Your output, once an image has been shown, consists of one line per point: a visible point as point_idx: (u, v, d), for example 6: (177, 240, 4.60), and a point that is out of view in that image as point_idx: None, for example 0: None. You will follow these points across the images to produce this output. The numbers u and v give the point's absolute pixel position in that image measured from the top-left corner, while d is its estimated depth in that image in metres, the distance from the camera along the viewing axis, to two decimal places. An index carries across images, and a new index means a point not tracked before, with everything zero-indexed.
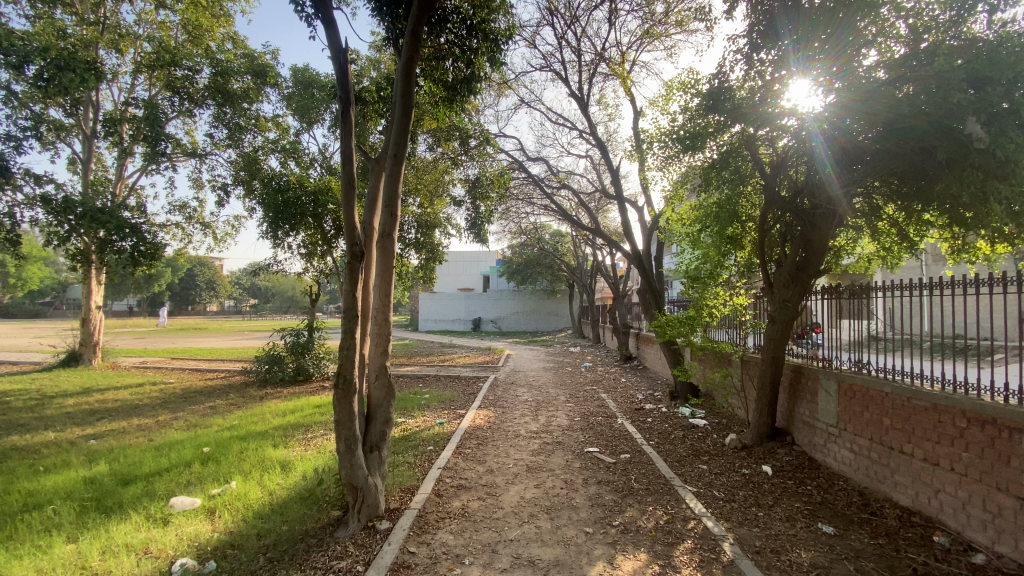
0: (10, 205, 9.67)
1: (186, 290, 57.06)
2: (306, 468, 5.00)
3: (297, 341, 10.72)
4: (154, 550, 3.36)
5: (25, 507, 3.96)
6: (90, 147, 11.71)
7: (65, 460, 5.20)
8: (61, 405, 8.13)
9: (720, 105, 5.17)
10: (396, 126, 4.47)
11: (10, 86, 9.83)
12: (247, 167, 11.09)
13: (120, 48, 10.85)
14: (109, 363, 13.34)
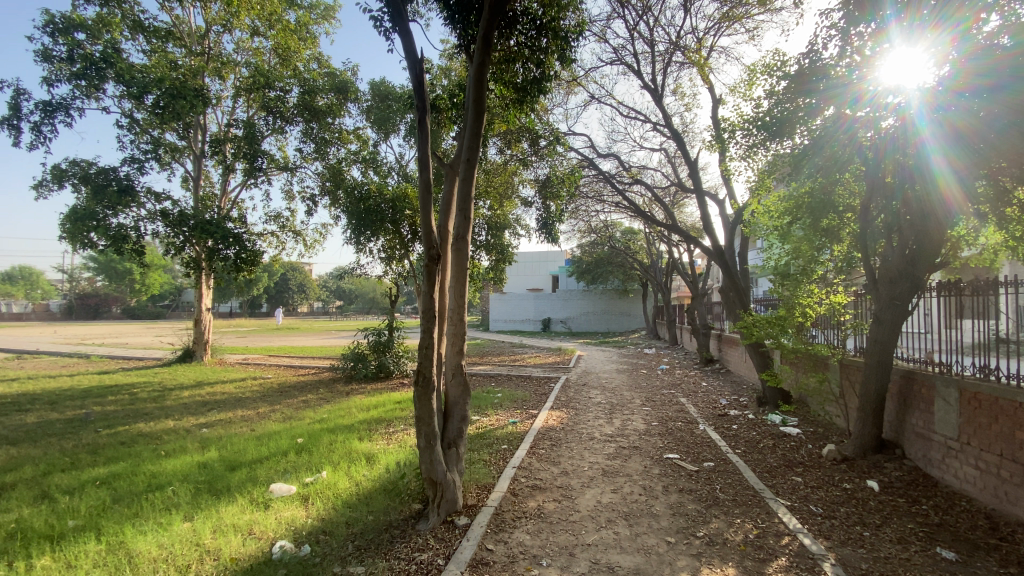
0: (136, 220, 11.02)
1: (280, 294, 62.17)
2: (389, 461, 5.21)
3: (378, 340, 11.26)
4: (256, 532, 3.64)
5: (150, 486, 4.46)
6: (199, 166, 13.05)
7: (182, 446, 5.80)
8: (179, 397, 9.12)
9: (811, 87, 4.97)
10: (468, 131, 4.53)
11: (133, 115, 11.22)
12: (333, 178, 11.86)
13: (223, 75, 12.02)
14: (218, 359, 14.79)
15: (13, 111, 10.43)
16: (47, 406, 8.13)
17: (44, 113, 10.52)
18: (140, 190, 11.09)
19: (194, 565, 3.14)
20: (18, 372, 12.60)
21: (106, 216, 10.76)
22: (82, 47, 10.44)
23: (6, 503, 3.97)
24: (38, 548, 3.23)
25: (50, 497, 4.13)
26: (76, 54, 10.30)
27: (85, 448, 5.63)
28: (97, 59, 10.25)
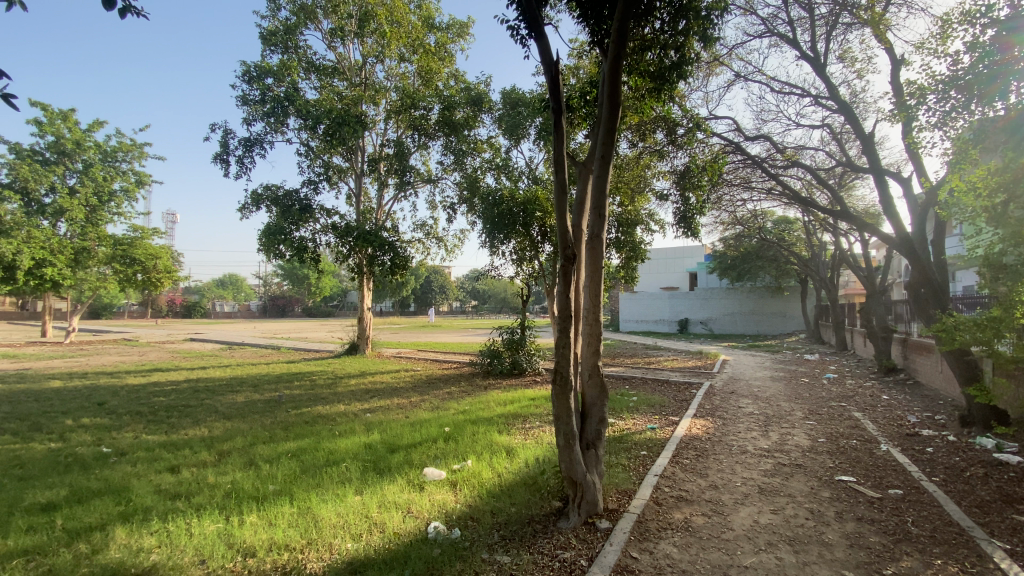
0: (313, 232, 12.90)
1: (424, 295, 68.01)
2: (529, 456, 5.34)
3: (512, 338, 11.65)
4: (413, 511, 3.97)
5: (328, 461, 5.14)
6: (359, 182, 14.79)
7: (351, 428, 6.61)
8: (347, 384, 10.44)
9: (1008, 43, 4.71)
10: (603, 127, 4.40)
11: (309, 144, 13.17)
12: (470, 186, 12.58)
13: (376, 100, 13.49)
14: (376, 353, 16.63)
15: (226, 148, 12.91)
16: (252, 388, 9.89)
17: (246, 148, 12.83)
18: (315, 207, 12.97)
19: (365, 535, 3.52)
20: (232, 359, 15.55)
21: (291, 230, 12.73)
22: (270, 89, 12.54)
23: (227, 465, 4.87)
24: (249, 504, 3.90)
25: (256, 463, 4.98)
26: (267, 96, 12.38)
27: (279, 425, 6.71)
28: (281, 99, 12.22)
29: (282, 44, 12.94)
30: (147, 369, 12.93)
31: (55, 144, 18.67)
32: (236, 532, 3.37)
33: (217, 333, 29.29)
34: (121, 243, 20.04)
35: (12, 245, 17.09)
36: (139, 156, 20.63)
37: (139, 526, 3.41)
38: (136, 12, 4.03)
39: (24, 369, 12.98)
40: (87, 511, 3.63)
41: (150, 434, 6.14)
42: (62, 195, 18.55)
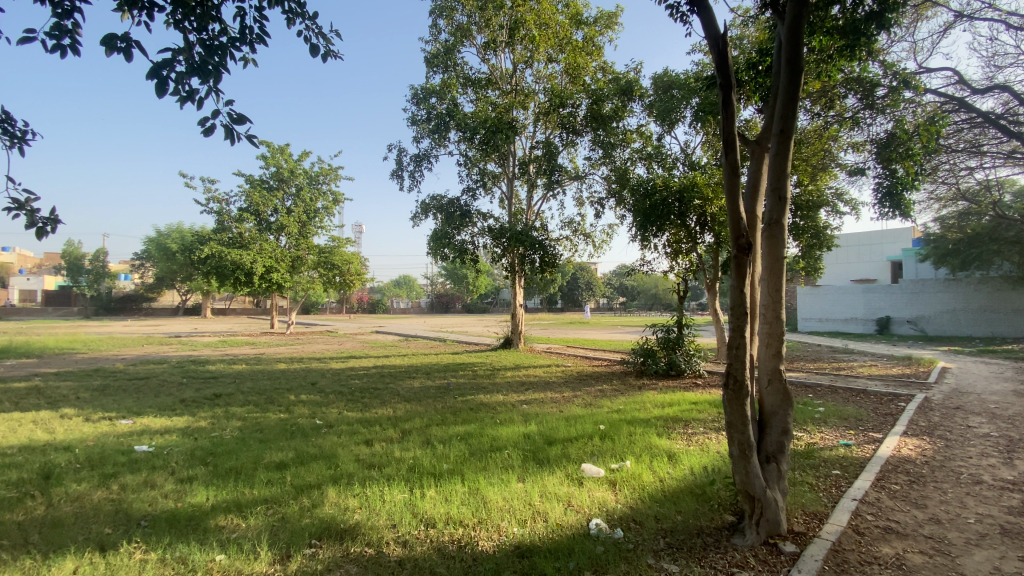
0: (472, 235, 13.87)
1: (573, 292, 68.69)
2: (694, 464, 5.00)
3: (668, 337, 11.07)
4: (575, 505, 4.00)
5: (492, 447, 5.46)
6: (512, 185, 15.46)
7: (511, 418, 6.94)
8: (505, 377, 11.00)
9: None
10: (781, 98, 3.84)
11: (466, 154, 14.20)
12: (619, 179, 12.26)
13: (526, 104, 13.93)
14: (529, 348, 17.23)
15: (400, 165, 14.60)
16: (424, 376, 11.03)
17: (416, 162, 14.36)
18: (473, 212, 13.95)
19: (530, 522, 3.63)
20: (408, 350, 17.59)
21: (453, 234, 13.84)
22: (434, 107, 13.79)
23: (408, 443, 5.48)
24: (428, 479, 4.31)
25: (431, 443, 5.51)
26: (432, 114, 13.66)
27: (449, 410, 7.35)
28: (444, 115, 13.34)
29: (443, 64, 14.15)
30: (344, 356, 15.31)
31: (277, 173, 23.14)
32: (419, 504, 3.75)
33: (394, 327, 33.48)
34: (324, 252, 24.06)
35: (252, 256, 21.70)
36: (334, 178, 24.48)
37: (345, 489, 4.01)
38: (332, 54, 4.70)
39: (262, 353, 16.38)
40: (307, 472, 4.39)
41: (349, 411, 7.24)
42: (283, 214, 22.95)
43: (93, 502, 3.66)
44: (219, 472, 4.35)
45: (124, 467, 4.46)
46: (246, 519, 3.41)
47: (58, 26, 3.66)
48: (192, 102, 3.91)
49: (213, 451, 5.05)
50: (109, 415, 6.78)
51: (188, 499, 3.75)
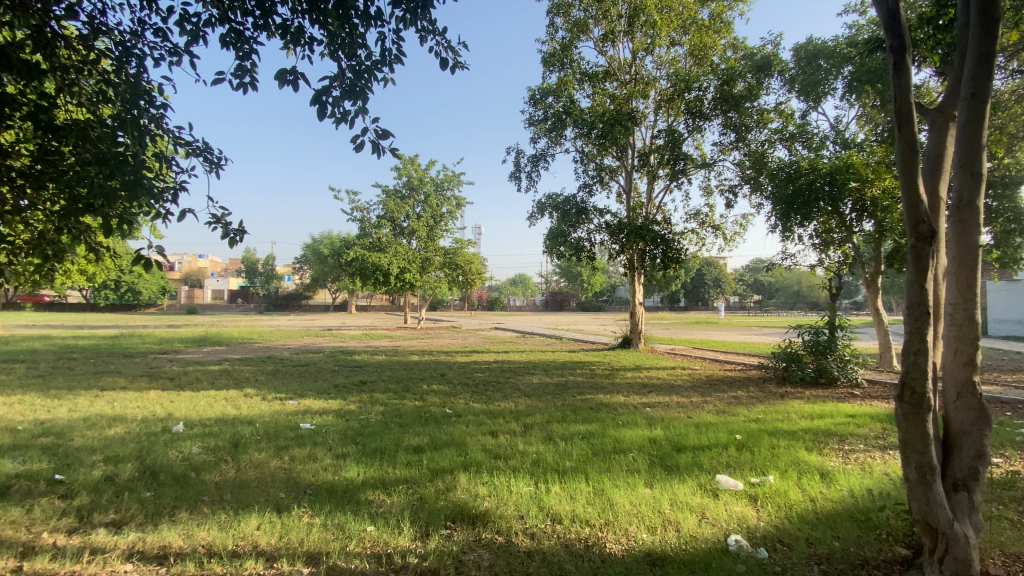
0: (591, 232, 13.69)
1: (698, 289, 64.58)
2: (854, 485, 4.36)
3: (816, 340, 9.84)
4: (710, 517, 3.72)
5: (616, 448, 5.31)
6: (631, 180, 14.95)
7: (633, 420, 6.69)
8: (626, 377, 10.68)
9: None
10: (972, 50, 3.11)
11: (584, 150, 14.07)
12: (754, 164, 11.19)
13: (647, 93, 13.33)
14: (650, 348, 16.53)
15: (518, 167, 14.93)
16: (544, 373, 11.16)
17: (533, 163, 14.56)
18: (591, 208, 13.76)
19: (661, 530, 3.47)
20: (526, 346, 17.97)
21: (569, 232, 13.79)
22: (551, 106, 13.85)
23: (531, 437, 5.57)
24: (552, 475, 4.34)
25: (553, 439, 5.54)
26: (549, 113, 13.73)
27: (570, 408, 7.33)
28: (561, 114, 13.34)
29: (560, 63, 14.13)
30: (468, 351, 16.12)
31: (408, 182, 25.12)
32: (544, 498, 3.79)
33: (513, 325, 34.48)
34: (449, 253, 25.63)
35: (388, 258, 23.89)
36: (457, 184, 25.89)
37: (474, 476, 4.20)
38: (461, 65, 4.68)
39: (397, 346, 17.96)
40: (440, 457, 4.68)
41: (475, 402, 7.59)
42: (413, 219, 24.87)
43: (270, 469, 4.30)
44: (366, 451, 4.84)
45: (292, 441, 5.17)
46: (389, 496, 3.74)
47: (241, 68, 4.30)
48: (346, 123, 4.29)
49: (360, 432, 5.63)
50: (279, 396, 7.93)
51: (342, 473, 4.22)
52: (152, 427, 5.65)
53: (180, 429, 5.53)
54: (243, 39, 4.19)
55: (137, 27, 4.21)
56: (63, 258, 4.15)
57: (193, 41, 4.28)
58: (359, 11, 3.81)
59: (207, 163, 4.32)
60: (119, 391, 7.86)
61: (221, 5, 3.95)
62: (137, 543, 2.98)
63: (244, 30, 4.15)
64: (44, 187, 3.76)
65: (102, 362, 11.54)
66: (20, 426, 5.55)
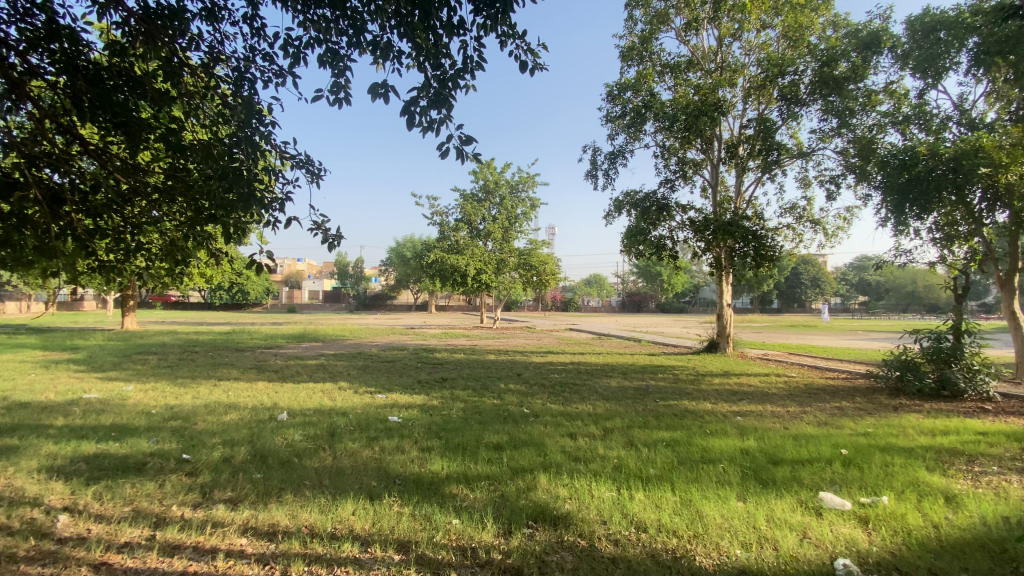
0: (673, 229, 13.15)
1: (792, 290, 59.79)
2: (991, 513, 3.79)
3: (937, 347, 8.73)
4: (813, 537, 3.41)
5: (703, 458, 5.04)
6: (716, 174, 14.16)
7: (722, 428, 6.32)
8: (712, 383, 10.12)
9: None
10: None
11: (665, 144, 13.56)
12: (860, 152, 10.16)
13: (735, 82, 12.55)
14: (739, 352, 15.56)
15: (595, 165, 14.71)
16: (624, 376, 10.87)
17: (611, 160, 14.27)
18: (673, 205, 13.22)
19: (756, 547, 3.23)
20: (603, 348, 17.63)
21: (649, 230, 13.34)
22: (630, 102, 13.49)
23: (612, 441, 5.45)
24: (635, 481, 4.21)
25: (635, 445, 5.37)
26: (627, 108, 13.38)
27: (652, 413, 7.08)
28: (640, 108, 12.97)
29: (639, 56, 13.71)
30: (545, 352, 16.13)
31: (485, 186, 25.63)
32: (628, 505, 3.68)
33: (589, 326, 34.03)
34: (524, 254, 25.85)
35: (465, 260, 24.56)
36: (532, 185, 26.02)
37: (555, 477, 4.18)
38: (541, 67, 4.57)
39: (475, 345, 18.39)
40: (520, 456, 4.72)
41: (553, 403, 7.57)
42: (489, 222, 25.34)
43: (363, 458, 4.57)
44: (449, 446, 4.99)
45: (381, 433, 5.46)
46: (472, 492, 3.82)
47: (337, 84, 4.60)
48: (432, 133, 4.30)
49: (443, 427, 5.83)
50: (369, 390, 8.42)
51: (428, 466, 4.39)
52: (261, 414, 6.23)
53: (284, 418, 6.04)
54: (338, 57, 4.47)
55: (248, 54, 4.65)
56: (189, 263, 4.64)
57: (295, 62, 4.65)
58: (442, 21, 3.90)
59: (308, 173, 4.64)
60: (232, 381, 8.75)
61: (319, 27, 4.26)
62: (250, 520, 3.29)
63: (339, 49, 4.44)
64: (174, 200, 4.23)
65: (218, 355, 12.93)
66: (155, 410, 6.35)
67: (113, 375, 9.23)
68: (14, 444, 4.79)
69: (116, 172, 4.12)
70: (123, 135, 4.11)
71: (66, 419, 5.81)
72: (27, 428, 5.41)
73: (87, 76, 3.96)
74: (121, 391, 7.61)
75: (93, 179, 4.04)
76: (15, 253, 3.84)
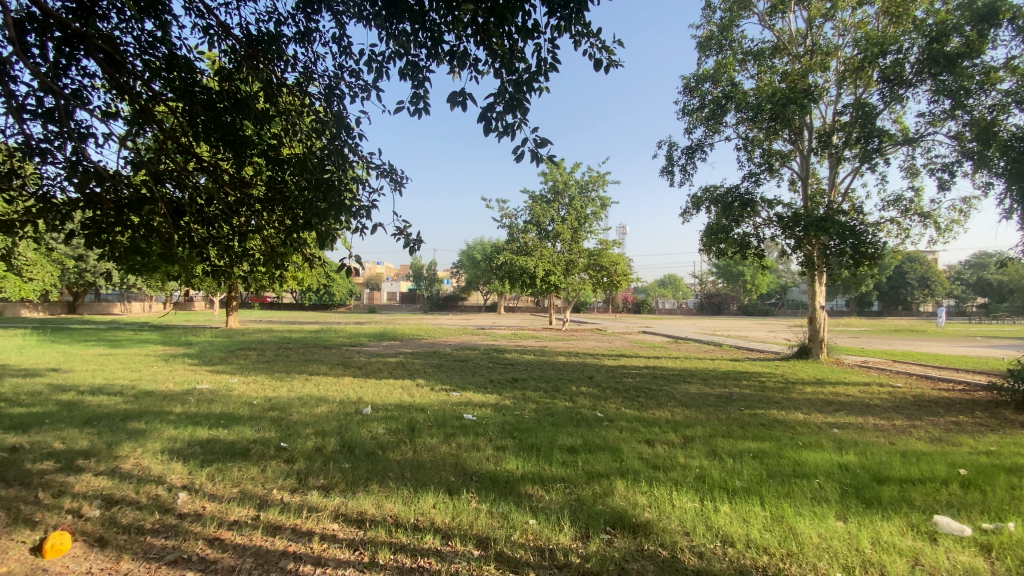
0: (757, 226, 12.39)
1: (895, 291, 54.02)
2: None
3: None
4: (927, 565, 3.05)
5: (796, 472, 4.67)
6: (807, 165, 13.12)
7: (817, 441, 5.82)
8: (803, 391, 9.38)
9: None
10: None
11: (748, 136, 12.82)
12: (980, 135, 8.97)
13: (828, 65, 11.56)
14: (833, 359, 14.31)
15: (671, 161, 14.20)
16: (703, 382, 10.37)
17: (688, 155, 13.71)
18: (758, 200, 12.45)
19: (860, 571, 2.94)
20: (680, 352, 16.94)
21: (731, 228, 12.62)
22: (708, 93, 12.88)
23: (693, 450, 5.21)
24: (719, 493, 3.99)
25: (718, 455, 5.09)
26: (706, 101, 12.79)
27: (736, 422, 6.68)
28: (721, 99, 12.35)
29: (718, 45, 13.04)
30: (617, 355, 15.79)
31: (554, 187, 25.54)
32: (712, 517, 3.50)
33: (662, 328, 32.86)
34: (594, 254, 25.49)
35: (534, 261, 24.64)
36: (602, 184, 25.58)
37: (633, 484, 4.06)
38: (616, 65, 4.44)
39: (545, 346, 18.39)
40: (595, 460, 4.64)
41: (628, 408, 7.38)
42: (559, 222, 25.23)
43: (442, 453, 4.72)
44: (523, 446, 5.02)
45: (458, 430, 5.60)
46: (548, 493, 3.82)
47: (416, 95, 4.79)
48: (509, 136, 4.31)
49: (517, 427, 5.87)
50: (444, 388, 8.68)
51: (504, 465, 4.45)
52: (347, 408, 6.63)
53: (368, 412, 6.38)
54: (418, 69, 4.64)
55: (337, 71, 4.97)
56: (286, 267, 5.05)
57: (378, 76, 4.90)
58: (517, 26, 3.91)
59: (391, 182, 4.87)
60: (321, 376, 9.38)
61: (400, 41, 4.45)
62: (340, 506, 3.50)
63: (418, 61, 4.60)
64: (274, 210, 4.62)
65: (308, 352, 13.93)
66: (256, 401, 6.97)
67: (221, 368, 10.24)
68: (143, 427, 5.45)
69: (226, 185, 4.57)
70: (231, 152, 4.55)
71: (183, 406, 6.51)
72: (153, 413, 6.13)
73: (201, 100, 4.43)
74: (227, 383, 8.41)
75: (207, 192, 4.51)
76: (145, 259, 4.39)
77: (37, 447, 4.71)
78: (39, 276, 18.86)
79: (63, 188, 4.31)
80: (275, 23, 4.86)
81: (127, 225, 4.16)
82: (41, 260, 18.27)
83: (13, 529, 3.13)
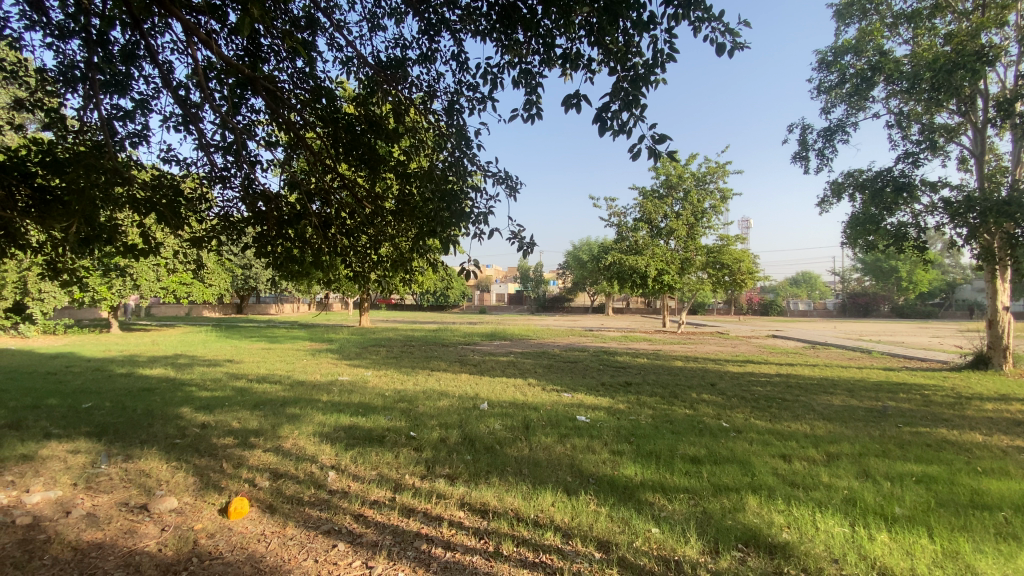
0: (916, 214, 10.68)
1: None
2: None
3: None
4: None
5: (975, 502, 3.93)
6: (982, 140, 10.99)
7: (1002, 467, 4.86)
8: (982, 408, 7.84)
9: None
10: None
11: (903, 111, 11.12)
12: None
13: (1008, 19, 9.55)
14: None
15: (805, 145, 12.80)
16: (848, 393, 9.18)
17: (826, 137, 12.27)
18: (917, 183, 10.72)
19: None
20: (818, 359, 15.17)
21: (883, 217, 11.04)
22: (850, 67, 11.41)
23: (839, 468, 4.64)
24: (874, 519, 3.50)
25: (872, 476, 4.48)
26: (846, 75, 11.36)
27: (893, 441, 5.80)
28: (867, 71, 10.90)
29: (860, 11, 11.48)
30: (741, 360, 14.65)
31: (667, 181, 24.36)
32: (867, 545, 3.08)
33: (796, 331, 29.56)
34: (712, 251, 23.81)
35: (645, 260, 23.73)
36: (721, 175, 23.78)
37: (767, 501, 3.73)
38: (742, 47, 4.11)
39: (659, 349, 17.62)
40: (722, 473, 4.34)
41: (757, 419, 6.79)
42: (672, 219, 24.02)
43: (558, 452, 4.77)
44: (641, 453, 4.86)
45: (573, 431, 5.61)
46: (671, 502, 3.67)
47: (529, 102, 4.90)
48: (624, 132, 4.17)
49: (634, 432, 5.72)
50: (557, 388, 8.75)
51: (622, 469, 4.35)
52: (466, 403, 6.98)
53: (485, 407, 6.66)
54: (531, 75, 4.75)
55: (456, 86, 5.27)
56: (411, 271, 5.43)
57: (493, 86, 5.09)
58: (631, 20, 3.83)
59: (507, 188, 5.02)
60: (442, 372, 10.00)
61: (515, 51, 4.59)
62: (464, 496, 3.70)
63: (532, 68, 4.71)
64: (402, 220, 5.02)
65: (429, 349, 14.91)
66: (387, 393, 7.63)
67: (358, 363, 11.37)
68: (298, 412, 6.26)
69: (362, 199, 5.06)
70: (367, 169, 5.03)
71: (328, 395, 7.38)
72: (305, 400, 7.02)
73: (343, 125, 4.97)
74: (363, 376, 9.33)
75: (347, 206, 5.05)
76: (299, 266, 5.02)
77: (221, 424, 5.65)
78: (218, 281, 22.52)
79: (237, 206, 5.10)
80: (402, 48, 5.31)
81: (284, 238, 4.82)
82: (219, 268, 21.76)
83: (207, 492, 3.79)
